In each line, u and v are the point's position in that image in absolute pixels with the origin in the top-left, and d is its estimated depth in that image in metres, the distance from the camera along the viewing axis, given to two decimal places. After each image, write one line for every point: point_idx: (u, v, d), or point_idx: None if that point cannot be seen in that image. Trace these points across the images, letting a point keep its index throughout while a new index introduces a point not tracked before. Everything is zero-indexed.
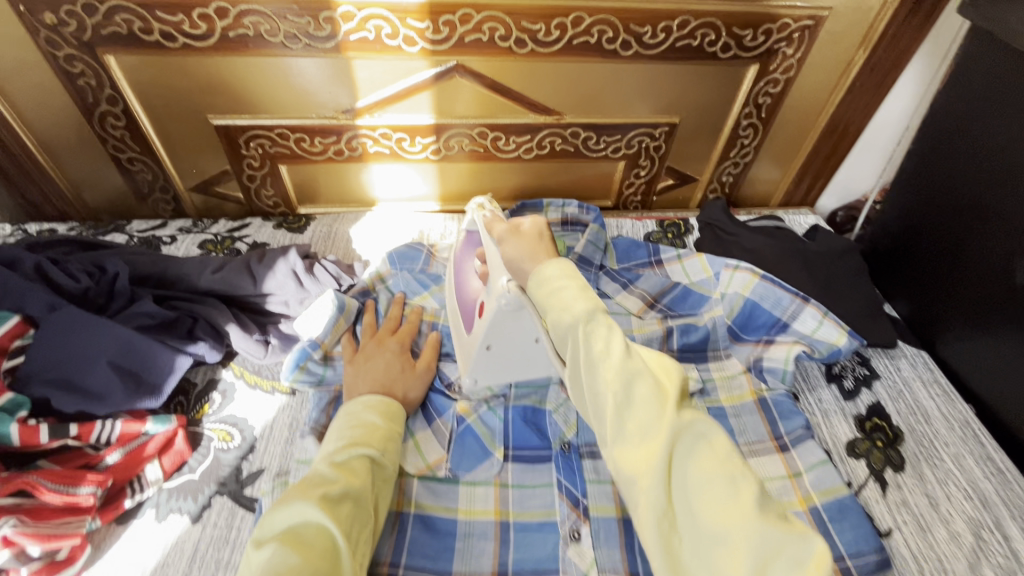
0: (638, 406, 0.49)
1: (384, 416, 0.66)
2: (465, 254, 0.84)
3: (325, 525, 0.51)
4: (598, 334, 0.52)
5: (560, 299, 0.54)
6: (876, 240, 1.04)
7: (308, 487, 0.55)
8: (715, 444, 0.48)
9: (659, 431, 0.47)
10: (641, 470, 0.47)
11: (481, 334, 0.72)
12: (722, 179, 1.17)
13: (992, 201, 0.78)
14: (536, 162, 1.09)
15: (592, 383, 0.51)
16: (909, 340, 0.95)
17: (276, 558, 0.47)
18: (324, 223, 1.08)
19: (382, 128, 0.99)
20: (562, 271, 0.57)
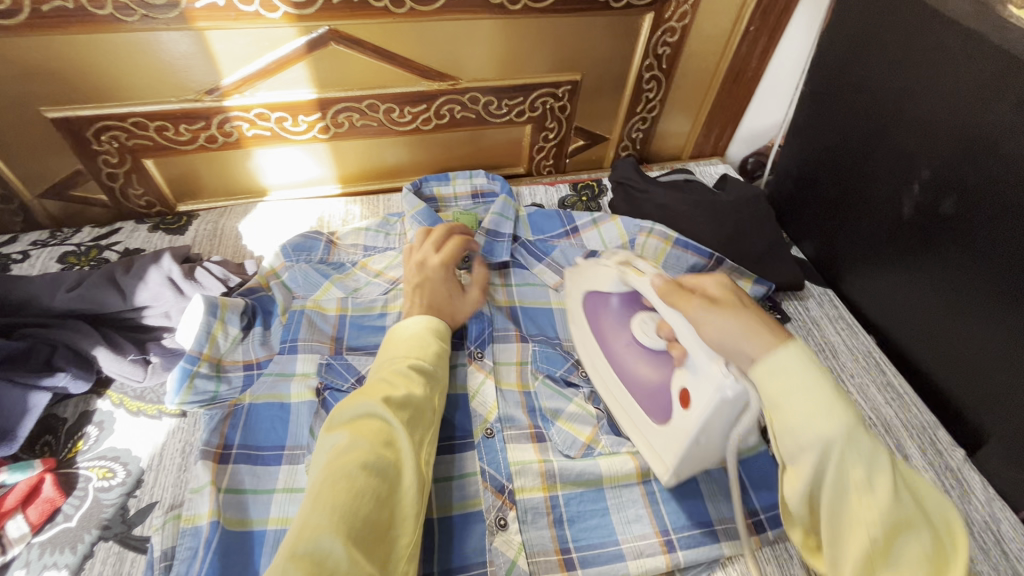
0: (865, 516, 0.43)
1: (435, 332, 0.68)
2: (613, 324, 0.75)
3: (385, 420, 0.55)
4: (858, 460, 0.44)
5: (806, 400, 0.45)
6: (781, 185, 1.06)
7: (374, 388, 0.58)
8: (936, 566, 0.42)
9: (882, 548, 0.42)
10: (850, 573, 0.43)
11: (692, 430, 0.59)
12: (632, 136, 1.15)
13: (879, 138, 0.79)
14: (437, 133, 1.02)
15: (834, 502, 0.44)
16: (816, 280, 0.99)
17: (346, 445, 0.52)
18: (209, 220, 0.97)
19: (256, 107, 0.89)
20: (805, 365, 0.47)
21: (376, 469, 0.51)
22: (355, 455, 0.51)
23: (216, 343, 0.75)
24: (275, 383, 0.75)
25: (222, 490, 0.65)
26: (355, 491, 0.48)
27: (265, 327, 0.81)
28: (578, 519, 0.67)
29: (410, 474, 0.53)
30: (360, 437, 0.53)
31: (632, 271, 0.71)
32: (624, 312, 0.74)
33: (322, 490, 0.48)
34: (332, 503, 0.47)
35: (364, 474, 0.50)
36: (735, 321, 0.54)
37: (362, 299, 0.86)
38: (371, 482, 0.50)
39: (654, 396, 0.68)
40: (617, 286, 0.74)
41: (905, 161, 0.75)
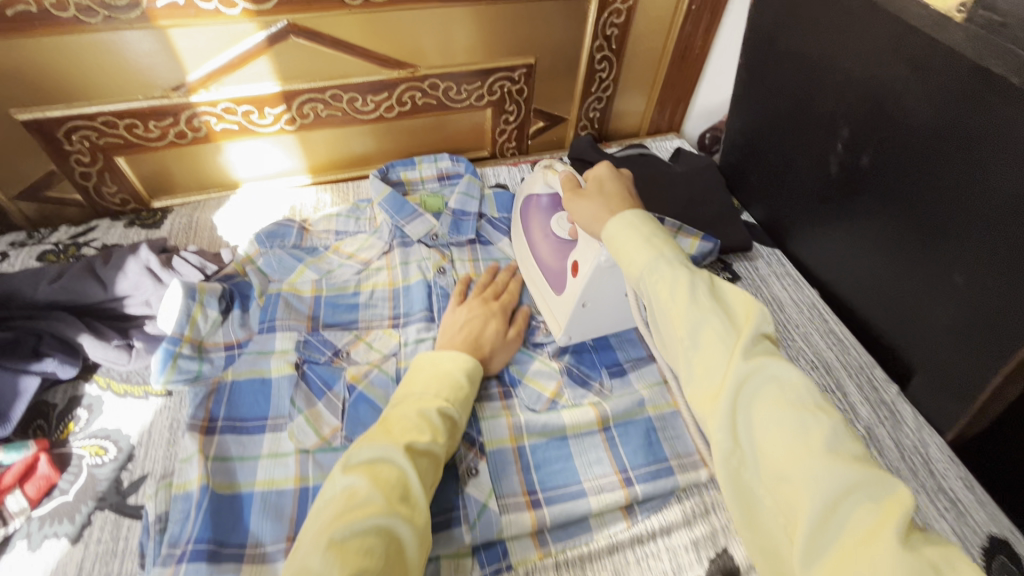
0: (711, 359, 0.51)
1: (469, 377, 0.71)
2: (540, 219, 0.86)
3: (405, 473, 0.56)
4: (665, 279, 0.55)
5: (633, 249, 0.58)
6: (730, 154, 1.12)
7: (398, 432, 0.60)
8: (733, 348, 0.50)
9: (726, 371, 0.49)
10: (709, 411, 0.50)
11: (578, 293, 0.74)
12: (589, 116, 1.20)
13: (807, 103, 0.85)
14: (401, 120, 1.06)
15: (664, 325, 0.55)
16: (765, 242, 1.05)
17: (364, 493, 0.53)
18: (183, 214, 1.01)
19: (222, 102, 0.92)
20: (630, 223, 0.60)
21: (386, 527, 0.51)
22: (371, 506, 0.52)
23: (196, 325, 0.79)
24: (256, 360, 0.79)
25: (211, 458, 0.69)
26: (368, 550, 0.48)
27: (243, 310, 0.85)
28: (545, 464, 0.73)
29: (415, 538, 0.52)
30: (377, 486, 0.53)
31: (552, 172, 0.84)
32: (550, 208, 0.85)
33: (332, 544, 0.48)
34: (342, 559, 0.47)
35: (374, 532, 0.50)
36: (599, 201, 0.68)
37: (336, 280, 0.91)
38: (381, 543, 0.50)
39: (557, 269, 0.82)
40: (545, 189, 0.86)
41: (829, 123, 0.81)
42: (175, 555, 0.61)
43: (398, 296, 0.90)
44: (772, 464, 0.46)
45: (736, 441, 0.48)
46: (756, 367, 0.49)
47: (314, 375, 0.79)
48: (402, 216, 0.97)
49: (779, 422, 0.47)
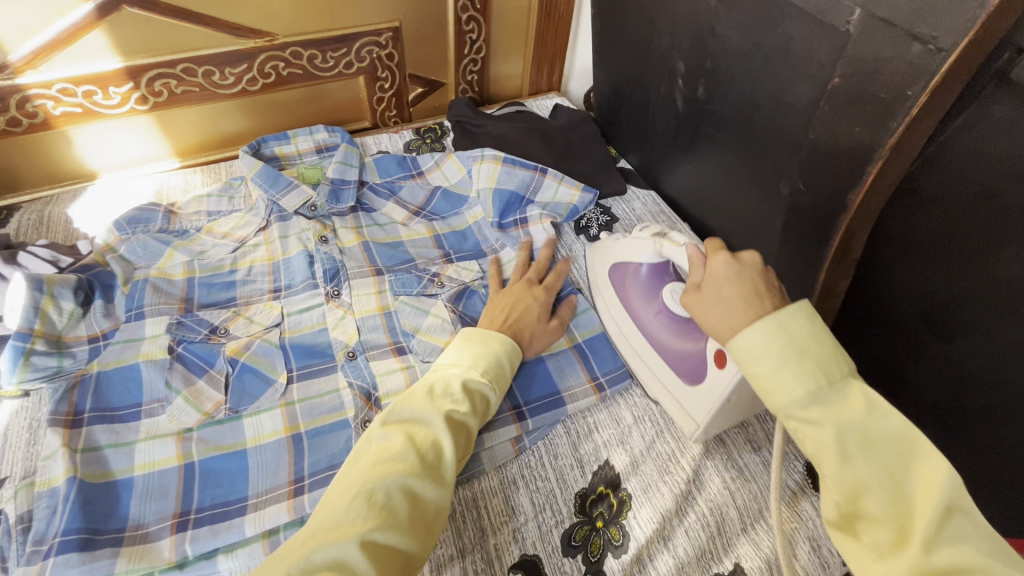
0: (867, 502, 0.44)
1: (512, 361, 0.70)
2: (642, 294, 0.79)
3: (441, 438, 0.57)
4: (812, 432, 0.46)
5: (761, 362, 0.49)
6: (602, 106, 1.16)
7: (440, 398, 0.62)
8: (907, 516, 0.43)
9: (896, 555, 0.42)
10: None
11: (728, 388, 0.65)
12: (467, 79, 1.21)
13: (649, 44, 0.90)
14: (268, 93, 1.03)
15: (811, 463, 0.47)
16: (640, 185, 1.10)
17: (397, 451, 0.54)
18: (33, 209, 0.93)
19: (57, 83, 0.86)
20: (761, 334, 0.49)
21: (415, 489, 0.53)
22: (402, 464, 0.53)
23: (48, 318, 0.74)
24: (124, 349, 0.75)
25: (78, 450, 0.66)
26: (396, 506, 0.50)
27: (106, 301, 0.80)
28: None
29: (440, 503, 0.54)
30: (412, 446, 0.55)
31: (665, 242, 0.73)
32: (651, 280, 0.78)
33: (359, 495, 0.50)
34: (369, 511, 0.49)
35: (402, 492, 0.52)
36: (739, 284, 0.55)
37: (210, 260, 0.88)
38: (409, 503, 0.52)
39: (691, 367, 0.71)
40: (648, 256, 0.77)
41: (668, 61, 0.86)
42: (40, 552, 0.58)
43: (278, 270, 0.89)
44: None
45: None
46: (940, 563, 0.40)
47: (190, 355, 0.76)
48: (276, 189, 0.95)
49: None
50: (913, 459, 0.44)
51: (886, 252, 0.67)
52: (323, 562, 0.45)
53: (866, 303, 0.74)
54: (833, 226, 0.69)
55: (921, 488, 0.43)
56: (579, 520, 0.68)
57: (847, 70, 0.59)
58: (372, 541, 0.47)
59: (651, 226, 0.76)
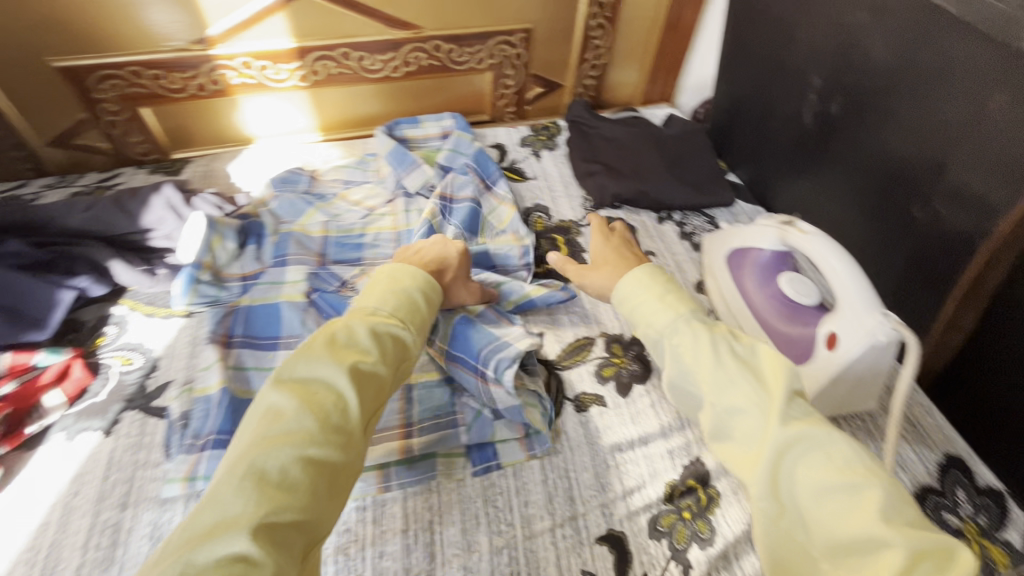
0: (737, 398, 0.53)
1: (427, 298, 0.69)
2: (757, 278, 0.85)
3: (343, 396, 0.53)
4: (690, 345, 0.58)
5: (658, 316, 0.61)
6: (717, 119, 1.17)
7: (342, 351, 0.57)
8: (764, 403, 0.52)
9: (761, 440, 0.50)
10: (749, 479, 0.51)
11: (841, 366, 0.70)
12: (585, 83, 1.27)
13: (781, 58, 0.91)
14: (406, 81, 1.13)
15: (718, 382, 0.55)
16: (747, 200, 1.10)
17: (293, 420, 0.49)
18: (202, 163, 1.07)
19: (240, 56, 0.99)
20: (639, 286, 0.64)
21: (316, 457, 0.48)
22: (297, 436, 0.48)
23: (213, 253, 0.86)
24: (269, 290, 0.86)
25: (229, 366, 0.76)
26: (295, 477, 0.46)
27: (258, 246, 0.91)
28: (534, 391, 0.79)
29: (347, 464, 0.51)
30: (305, 411, 0.50)
31: (794, 231, 0.80)
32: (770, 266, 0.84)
33: (248, 475, 0.45)
34: (258, 491, 0.44)
35: (297, 462, 0.47)
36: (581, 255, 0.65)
37: (343, 221, 0.98)
38: (307, 473, 0.47)
39: (798, 350, 0.77)
40: (773, 244, 0.84)
41: (802, 75, 0.87)
42: (198, 445, 0.68)
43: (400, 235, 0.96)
44: (827, 533, 0.45)
45: (780, 505, 0.49)
46: (792, 425, 0.50)
47: (322, 301, 0.83)
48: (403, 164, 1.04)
49: (830, 481, 0.46)
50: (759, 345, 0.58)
51: (1015, 294, 0.63)
52: (210, 560, 0.39)
53: (986, 346, 0.69)
54: (964, 260, 0.68)
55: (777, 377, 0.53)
56: (667, 507, 0.69)
57: (1011, 89, 0.57)
58: (266, 527, 0.42)
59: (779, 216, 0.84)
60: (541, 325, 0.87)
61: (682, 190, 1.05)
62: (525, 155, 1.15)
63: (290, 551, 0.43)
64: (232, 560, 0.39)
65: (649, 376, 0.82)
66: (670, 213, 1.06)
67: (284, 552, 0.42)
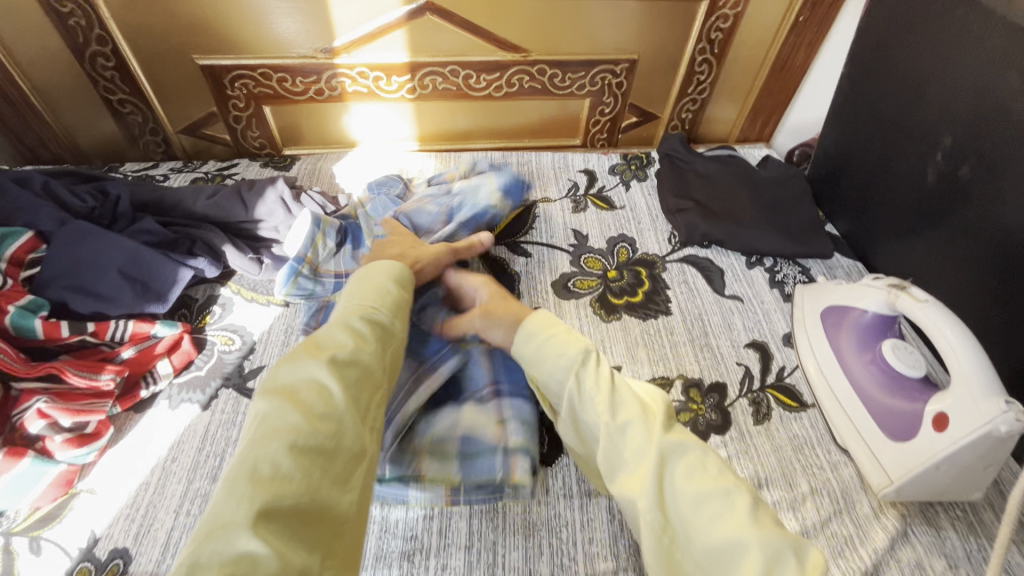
0: (631, 428, 0.60)
1: (400, 284, 0.73)
2: (856, 340, 0.81)
3: (324, 388, 0.56)
4: (594, 374, 0.65)
5: (557, 352, 0.68)
6: (819, 166, 1.13)
7: (321, 348, 0.60)
8: (648, 424, 0.60)
9: (647, 454, 0.58)
10: (637, 492, 0.56)
11: (948, 451, 0.65)
12: (681, 117, 1.26)
13: (908, 113, 0.87)
14: (506, 100, 1.16)
15: (611, 404, 0.62)
16: (845, 254, 1.04)
17: (276, 417, 0.52)
18: (308, 161, 1.14)
19: (359, 67, 1.05)
20: (543, 323, 0.72)
21: (306, 448, 0.51)
22: (284, 431, 0.51)
23: (314, 249, 0.90)
24: None
25: None
26: (287, 470, 0.49)
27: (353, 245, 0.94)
28: None
29: (345, 448, 0.54)
30: (293, 407, 0.53)
31: (904, 296, 0.75)
32: (871, 330, 0.80)
33: (241, 475, 0.48)
34: (253, 490, 0.47)
35: (288, 454, 0.50)
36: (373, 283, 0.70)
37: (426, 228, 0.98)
38: (299, 464, 0.50)
39: (898, 426, 0.72)
40: (878, 307, 0.79)
41: (931, 134, 0.82)
42: None
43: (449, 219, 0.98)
44: (703, 538, 0.52)
45: (664, 516, 0.55)
46: (671, 440, 0.58)
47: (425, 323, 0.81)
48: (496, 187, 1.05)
49: (706, 490, 0.54)
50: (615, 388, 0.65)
51: None
52: (219, 555, 0.43)
53: None
54: None
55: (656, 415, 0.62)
56: None
57: None
58: (263, 521, 0.46)
59: (888, 278, 0.79)
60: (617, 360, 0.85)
61: (777, 237, 1.01)
62: (614, 184, 1.15)
63: (298, 539, 0.47)
64: (238, 557, 0.43)
65: (728, 428, 0.78)
66: (760, 258, 1.02)
67: (287, 537, 0.46)
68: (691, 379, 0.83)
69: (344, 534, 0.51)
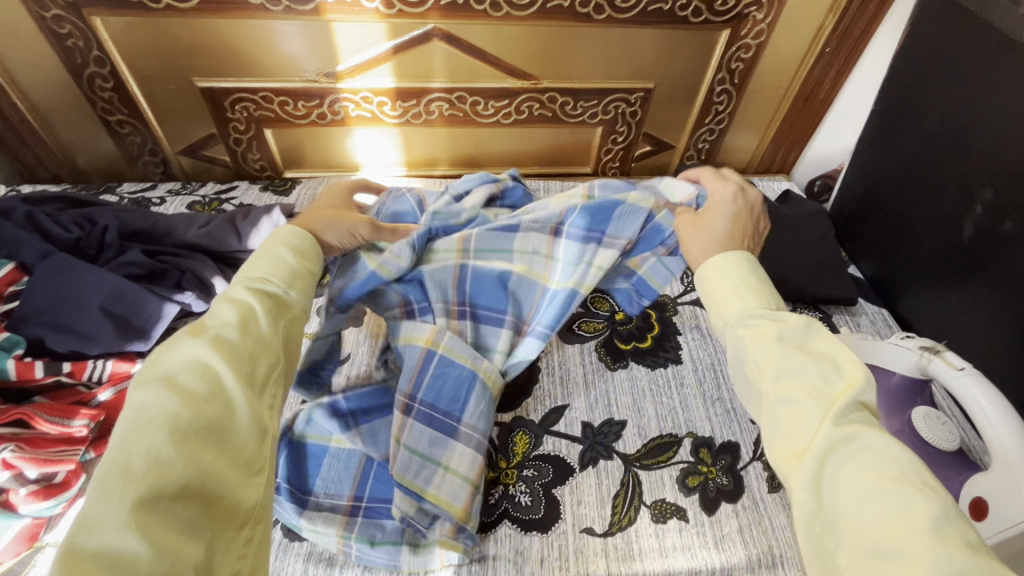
0: (796, 396, 0.47)
1: (300, 254, 0.62)
2: (884, 403, 0.75)
3: (207, 364, 0.44)
4: (769, 336, 0.51)
5: (740, 300, 0.55)
6: (842, 202, 1.07)
7: (203, 329, 0.48)
8: (825, 400, 0.45)
9: (811, 435, 0.44)
10: (793, 470, 0.44)
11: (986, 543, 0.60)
12: (698, 146, 1.21)
13: (944, 158, 0.82)
14: (515, 127, 1.12)
15: (772, 366, 0.49)
16: (871, 299, 0.97)
17: (150, 406, 0.40)
18: (309, 185, 1.10)
19: (362, 91, 1.01)
20: (734, 266, 0.58)
21: (191, 432, 0.40)
22: (160, 419, 0.39)
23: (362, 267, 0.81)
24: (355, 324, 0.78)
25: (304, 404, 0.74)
26: (171, 462, 0.38)
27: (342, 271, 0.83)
28: (607, 485, 0.72)
29: (243, 427, 0.43)
30: (171, 392, 0.41)
31: (941, 360, 0.69)
32: (898, 393, 0.74)
33: (108, 473, 0.36)
34: (125, 483, 0.35)
35: (171, 441, 0.38)
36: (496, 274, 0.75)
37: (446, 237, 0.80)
38: (185, 449, 0.39)
39: None
40: (910, 368, 0.73)
41: (969, 183, 0.78)
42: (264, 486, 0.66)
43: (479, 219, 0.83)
44: (863, 537, 0.39)
45: (819, 501, 0.42)
46: (846, 426, 0.43)
47: (469, 284, 0.76)
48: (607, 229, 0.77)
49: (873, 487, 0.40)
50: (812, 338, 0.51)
51: None
52: (89, 555, 0.32)
53: None
54: None
55: (837, 390, 0.46)
56: None
57: None
58: (143, 512, 0.35)
59: (919, 340, 0.74)
60: (623, 414, 0.80)
61: (797, 281, 0.95)
62: None
63: (198, 529, 0.37)
64: (110, 561, 0.32)
65: (741, 494, 0.72)
66: None
67: (179, 532, 0.36)
68: (702, 437, 0.77)
69: (255, 521, 0.42)
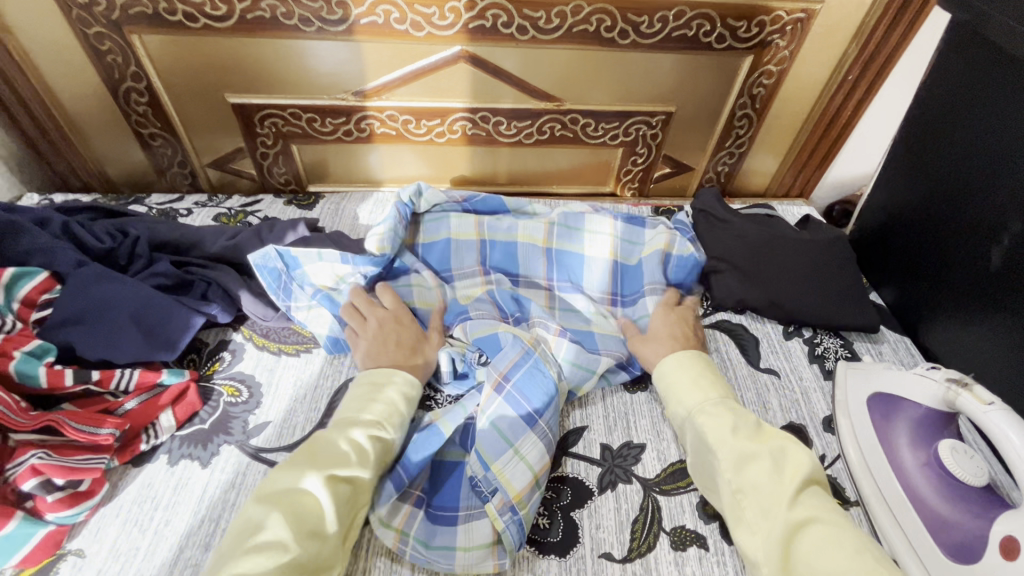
0: (750, 471, 0.62)
1: (406, 399, 0.72)
2: (908, 437, 0.74)
3: (321, 502, 0.58)
4: (716, 419, 0.67)
5: (694, 399, 0.71)
6: (864, 229, 1.06)
7: (321, 458, 0.61)
8: (776, 484, 0.60)
9: (772, 523, 0.58)
10: (758, 559, 0.58)
11: None
12: (717, 169, 1.22)
13: (971, 189, 0.82)
14: (535, 147, 1.13)
15: (734, 472, 0.62)
16: (893, 327, 0.96)
17: (272, 527, 0.54)
18: (333, 200, 1.11)
19: (389, 110, 1.03)
20: (692, 362, 0.76)
21: (294, 560, 0.53)
22: (276, 546, 0.53)
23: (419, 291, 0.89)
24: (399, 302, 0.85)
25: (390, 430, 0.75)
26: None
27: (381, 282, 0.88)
28: (627, 511, 0.71)
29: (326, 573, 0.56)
30: (288, 521, 0.55)
31: (969, 394, 0.69)
32: (922, 426, 0.73)
33: None
34: None
35: (279, 564, 0.52)
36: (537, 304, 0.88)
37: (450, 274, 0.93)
38: (285, 575, 0.52)
39: (955, 543, 0.65)
40: (937, 403, 0.73)
41: (997, 214, 0.78)
42: None
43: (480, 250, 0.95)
44: None
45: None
46: (797, 511, 0.58)
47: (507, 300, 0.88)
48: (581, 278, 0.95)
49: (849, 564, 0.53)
50: (783, 455, 0.63)
51: None
52: None
53: None
54: None
55: (785, 475, 0.61)
56: None
57: None
58: None
59: (945, 371, 0.74)
60: (642, 437, 0.79)
61: (818, 307, 0.94)
62: None
63: None
64: None
65: None
66: (799, 329, 0.96)
67: None
68: None
69: None
